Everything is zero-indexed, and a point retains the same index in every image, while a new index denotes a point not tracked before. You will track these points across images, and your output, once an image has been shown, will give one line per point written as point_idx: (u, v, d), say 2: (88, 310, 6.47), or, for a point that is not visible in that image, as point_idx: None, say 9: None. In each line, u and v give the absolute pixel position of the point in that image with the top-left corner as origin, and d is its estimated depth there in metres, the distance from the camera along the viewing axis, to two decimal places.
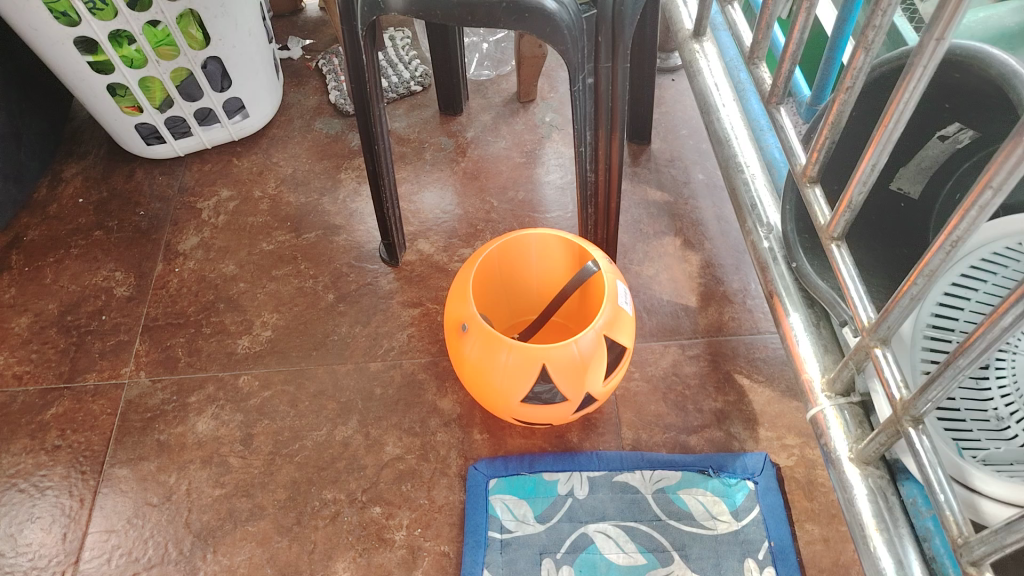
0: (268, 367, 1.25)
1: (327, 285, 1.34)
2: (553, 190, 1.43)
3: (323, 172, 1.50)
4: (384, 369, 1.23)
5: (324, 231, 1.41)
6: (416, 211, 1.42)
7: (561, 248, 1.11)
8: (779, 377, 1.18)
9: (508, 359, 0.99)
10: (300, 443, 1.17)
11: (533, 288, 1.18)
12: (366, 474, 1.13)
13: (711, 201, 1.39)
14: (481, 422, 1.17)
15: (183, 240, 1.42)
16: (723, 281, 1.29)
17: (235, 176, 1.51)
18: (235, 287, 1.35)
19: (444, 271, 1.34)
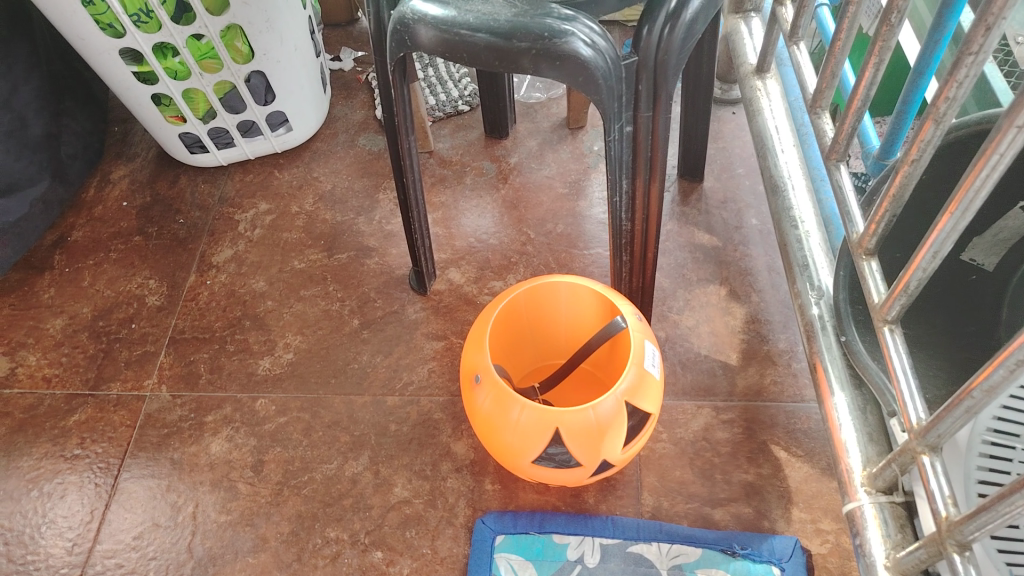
0: (286, 393, 1.22)
1: (353, 310, 1.30)
2: (595, 224, 1.36)
3: (362, 190, 1.47)
4: (400, 405, 1.19)
5: (356, 253, 1.38)
6: (451, 238, 1.37)
7: (591, 298, 1.04)
8: (819, 452, 1.08)
9: (521, 417, 0.94)
10: (309, 475, 1.14)
11: (561, 335, 1.12)
12: (371, 515, 1.10)
13: (763, 249, 1.30)
14: (494, 472, 1.11)
15: (218, 252, 1.41)
16: (768, 339, 1.20)
17: (275, 189, 1.49)
18: (263, 304, 1.33)
19: (473, 304, 1.29)
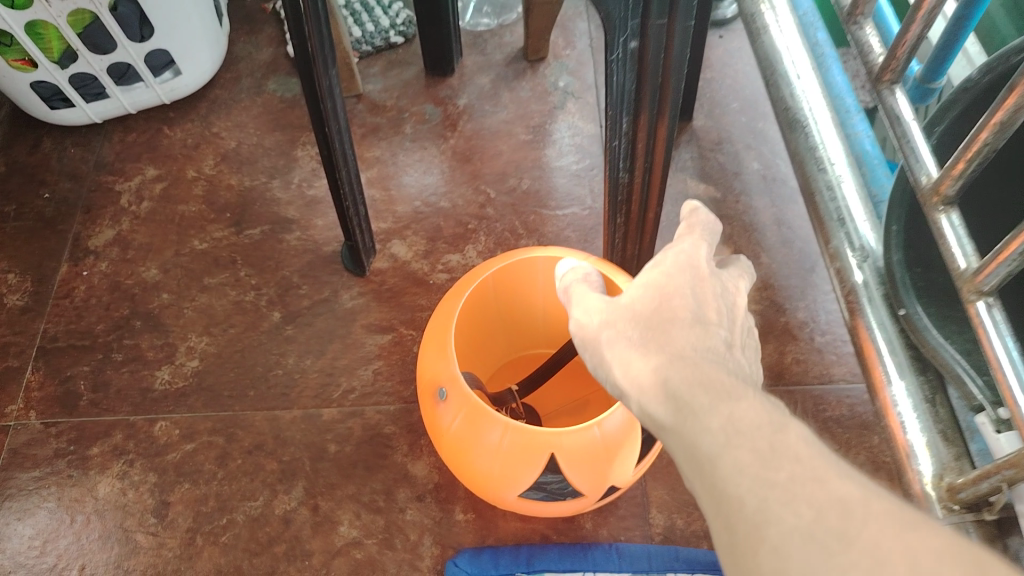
0: (193, 411, 0.97)
1: (273, 300, 1.04)
2: (566, 178, 1.12)
3: (275, 147, 1.18)
4: (340, 420, 0.95)
5: (272, 226, 1.10)
6: (391, 202, 1.11)
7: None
8: (855, 445, 0.90)
9: (503, 442, 0.72)
10: (228, 518, 0.90)
11: (540, 318, 0.88)
12: (312, 565, 0.86)
13: (768, 199, 1.08)
14: (466, 498, 0.89)
15: (97, 234, 1.12)
16: (786, 308, 0.99)
17: (165, 151, 1.20)
18: (157, 297, 1.06)
19: (424, 285, 1.04)
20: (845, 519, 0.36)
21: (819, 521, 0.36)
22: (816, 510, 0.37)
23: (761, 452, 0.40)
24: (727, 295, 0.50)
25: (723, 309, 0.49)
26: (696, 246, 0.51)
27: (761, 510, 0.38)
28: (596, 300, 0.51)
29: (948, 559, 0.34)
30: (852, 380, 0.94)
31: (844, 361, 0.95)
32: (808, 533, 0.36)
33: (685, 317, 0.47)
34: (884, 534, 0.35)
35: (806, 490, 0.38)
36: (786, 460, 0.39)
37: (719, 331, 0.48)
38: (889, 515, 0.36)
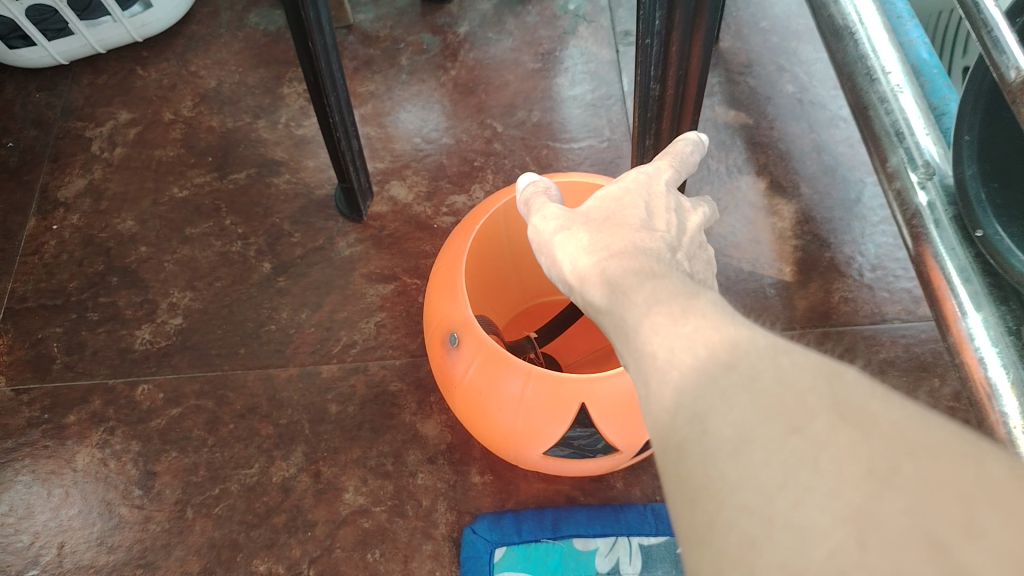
0: (179, 373, 0.87)
1: (263, 249, 0.94)
2: (581, 108, 1.01)
3: (259, 84, 1.08)
4: (342, 378, 0.86)
5: (258, 169, 1.00)
6: (388, 140, 1.01)
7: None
8: (913, 389, 0.81)
9: (525, 392, 0.63)
10: (220, 488, 0.81)
11: None
12: (315, 536, 0.78)
13: (805, 125, 0.98)
14: (483, 459, 0.80)
15: (67, 184, 1.02)
16: (830, 243, 0.90)
17: (138, 93, 1.09)
18: (135, 251, 0.96)
19: (428, 229, 0.94)
20: (747, 354, 0.30)
21: (717, 356, 0.30)
22: (718, 350, 0.31)
23: (674, 305, 0.35)
24: (682, 215, 0.47)
25: (674, 222, 0.46)
26: (657, 170, 0.49)
27: (665, 355, 0.32)
28: (555, 207, 0.48)
29: (852, 385, 0.27)
30: (906, 318, 0.85)
31: (896, 299, 0.86)
32: (705, 370, 0.30)
33: (633, 221, 0.44)
34: (785, 363, 0.29)
35: (709, 331, 0.32)
36: (699, 306, 0.34)
37: (667, 236, 0.44)
38: (798, 350, 0.30)
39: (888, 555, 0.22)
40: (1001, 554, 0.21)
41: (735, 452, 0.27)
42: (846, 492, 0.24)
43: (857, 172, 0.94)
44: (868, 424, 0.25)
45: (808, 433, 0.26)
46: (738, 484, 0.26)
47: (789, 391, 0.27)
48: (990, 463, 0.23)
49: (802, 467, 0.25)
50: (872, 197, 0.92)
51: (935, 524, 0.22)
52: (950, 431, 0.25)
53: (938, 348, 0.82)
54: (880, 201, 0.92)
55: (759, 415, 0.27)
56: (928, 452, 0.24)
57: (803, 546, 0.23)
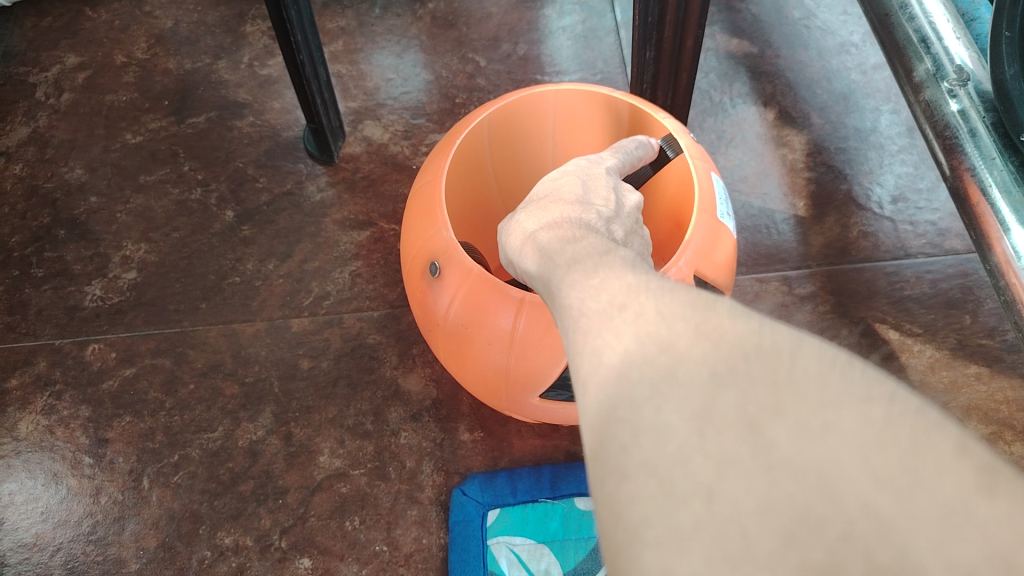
0: (133, 331, 0.79)
1: (226, 196, 0.86)
2: (570, 40, 0.93)
3: (220, 23, 0.99)
4: (314, 331, 0.78)
5: (220, 112, 0.92)
6: (361, 78, 0.92)
7: (595, 113, 0.63)
8: (942, 326, 0.73)
9: (517, 326, 0.54)
10: (180, 455, 0.72)
11: None
12: (286, 504, 0.70)
13: (813, 52, 0.90)
14: (472, 415, 0.73)
15: (8, 133, 0.92)
16: (845, 174, 0.82)
17: (87, 35, 1.00)
18: (84, 202, 0.87)
19: (407, 170, 0.86)
20: (634, 292, 0.27)
21: (616, 301, 0.27)
22: (613, 295, 0.27)
23: (585, 262, 0.31)
24: (624, 194, 0.44)
25: (618, 202, 0.43)
26: (600, 158, 0.47)
27: (574, 308, 0.29)
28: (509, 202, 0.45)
29: (714, 304, 0.25)
30: (931, 253, 0.77)
31: (920, 232, 0.78)
32: (599, 312, 0.27)
33: (569, 201, 0.41)
34: (663, 295, 0.26)
35: (613, 279, 0.29)
36: (609, 261, 0.31)
37: (603, 210, 0.40)
38: (680, 285, 0.27)
39: (725, 442, 0.21)
40: (809, 430, 0.20)
41: (616, 377, 0.24)
42: (696, 395, 0.22)
43: (873, 100, 0.87)
44: (719, 331, 0.23)
45: (669, 350, 0.23)
46: (615, 403, 0.23)
47: (660, 318, 0.25)
48: (818, 354, 0.22)
49: (662, 378, 0.23)
50: (889, 125, 0.85)
51: (759, 411, 0.21)
52: (785, 332, 0.23)
53: (967, 283, 0.75)
54: (898, 130, 0.85)
55: (631, 344, 0.25)
56: (763, 352, 0.22)
57: (651, 449, 0.22)
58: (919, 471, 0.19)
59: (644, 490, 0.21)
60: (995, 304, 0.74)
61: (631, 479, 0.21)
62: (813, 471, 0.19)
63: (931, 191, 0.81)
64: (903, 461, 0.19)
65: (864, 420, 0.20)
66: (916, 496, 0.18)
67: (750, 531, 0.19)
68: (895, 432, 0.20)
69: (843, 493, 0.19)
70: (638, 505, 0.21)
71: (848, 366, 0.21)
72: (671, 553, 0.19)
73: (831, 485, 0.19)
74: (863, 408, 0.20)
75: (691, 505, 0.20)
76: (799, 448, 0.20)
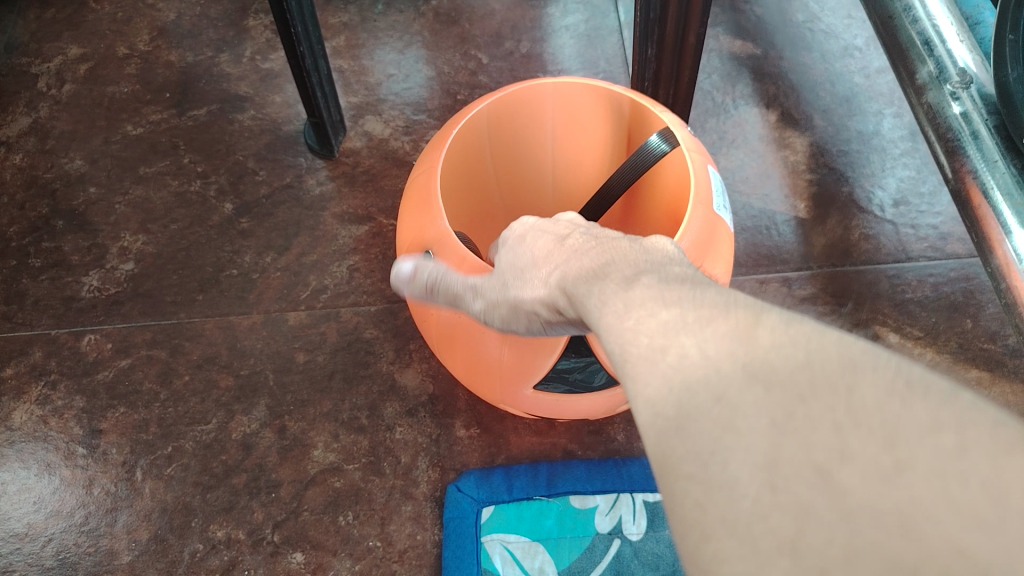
0: (129, 322, 0.78)
1: (225, 189, 0.86)
2: (573, 38, 0.93)
3: (223, 17, 0.99)
4: (311, 325, 0.77)
5: (221, 106, 0.92)
6: (363, 73, 0.92)
7: (594, 104, 0.62)
8: (943, 329, 0.72)
9: None
10: (174, 447, 0.72)
11: (549, 175, 0.71)
12: (280, 498, 0.69)
13: (816, 54, 0.90)
14: (468, 411, 0.72)
15: (9, 123, 0.92)
16: (848, 176, 0.82)
17: (90, 27, 0.99)
18: (83, 193, 0.87)
19: (407, 165, 0.86)
20: (676, 332, 0.26)
21: (655, 342, 0.26)
22: (655, 337, 0.26)
23: (614, 302, 0.30)
24: (559, 217, 0.43)
25: (569, 223, 0.42)
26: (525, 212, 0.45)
27: (617, 354, 0.28)
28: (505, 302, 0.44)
29: (756, 334, 0.24)
30: (933, 256, 0.76)
31: (921, 235, 0.78)
32: (640, 355, 0.26)
33: (546, 246, 0.40)
34: (702, 329, 0.25)
35: (648, 313, 0.28)
36: (635, 296, 0.29)
37: (575, 234, 0.39)
38: (720, 311, 0.26)
39: (801, 494, 0.20)
40: (881, 472, 0.20)
41: (674, 425, 0.24)
42: (763, 443, 0.22)
43: (876, 103, 0.86)
44: (769, 371, 0.23)
45: (723, 398, 0.23)
46: (680, 456, 0.23)
47: (708, 360, 0.24)
48: (872, 383, 0.22)
49: (724, 427, 0.22)
50: (891, 129, 0.85)
51: (827, 457, 0.21)
52: (832, 355, 0.23)
53: (968, 287, 0.74)
54: (900, 133, 0.84)
55: (678, 393, 0.24)
56: (818, 388, 0.22)
57: (728, 506, 0.21)
58: (991, 503, 0.19)
59: (730, 549, 0.20)
60: (996, 309, 0.73)
61: (714, 537, 0.21)
62: (891, 512, 0.20)
63: (933, 195, 0.80)
64: (973, 493, 0.20)
65: (931, 455, 0.20)
66: (992, 527, 0.19)
67: None
68: (962, 465, 0.20)
69: (926, 531, 0.19)
70: (724, 565, 0.20)
71: (905, 391, 0.22)
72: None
73: (912, 525, 0.19)
74: (928, 440, 0.21)
75: (780, 563, 0.19)
76: (875, 492, 0.20)
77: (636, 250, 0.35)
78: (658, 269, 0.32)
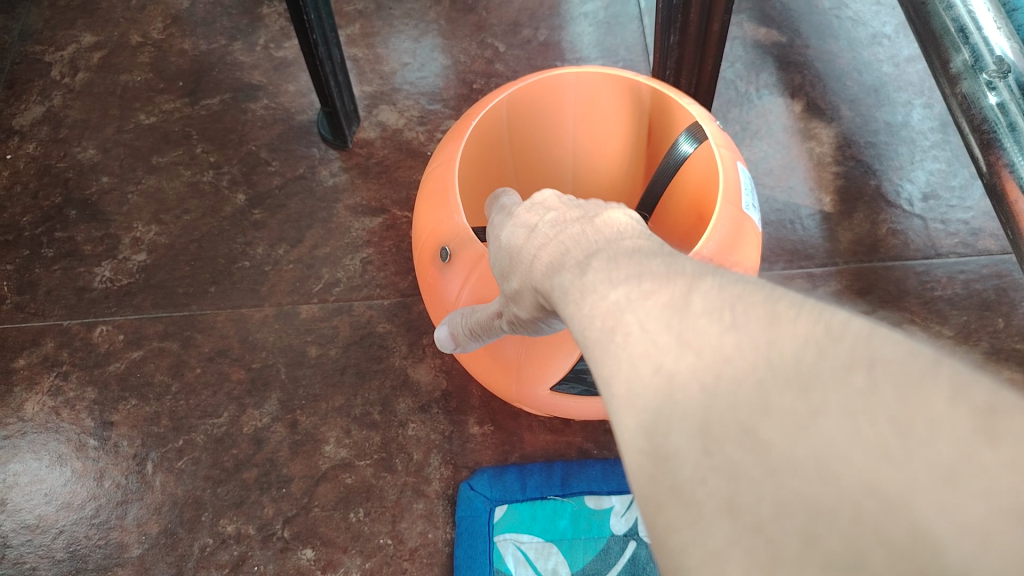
0: (141, 314, 0.78)
1: (238, 179, 0.85)
2: (592, 26, 0.91)
3: (237, 4, 0.98)
4: (324, 318, 0.76)
5: (234, 95, 0.91)
6: (378, 62, 0.91)
7: (616, 94, 0.60)
8: (973, 329, 0.70)
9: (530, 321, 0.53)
10: (185, 441, 0.71)
11: (568, 169, 0.69)
12: (290, 493, 0.68)
13: (844, 42, 0.87)
14: (482, 408, 0.71)
15: (23, 112, 0.92)
16: (874, 169, 0.79)
17: (104, 14, 0.99)
18: (95, 182, 0.86)
19: (422, 156, 0.84)
20: (621, 312, 0.27)
21: (606, 322, 0.28)
22: (606, 320, 0.28)
23: (572, 291, 0.31)
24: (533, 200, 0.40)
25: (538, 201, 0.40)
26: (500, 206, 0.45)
27: (578, 338, 0.29)
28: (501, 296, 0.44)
29: (693, 301, 0.25)
30: (963, 253, 0.74)
31: (951, 231, 0.75)
32: (596, 340, 0.28)
33: (514, 236, 0.39)
34: (643, 305, 0.27)
35: (603, 292, 0.29)
36: (591, 283, 0.30)
37: (544, 216, 0.38)
38: (662, 284, 0.27)
39: (729, 454, 0.21)
40: (798, 421, 0.20)
41: (624, 403, 0.24)
42: (695, 409, 0.22)
43: (905, 93, 0.83)
44: (699, 338, 0.24)
45: (660, 371, 0.24)
46: (628, 432, 0.24)
47: (651, 338, 0.25)
48: (792, 333, 0.22)
49: (662, 402, 0.23)
50: (921, 120, 0.82)
51: (750, 413, 0.21)
52: (759, 315, 0.23)
53: (1000, 285, 0.72)
54: (930, 125, 0.81)
55: (623, 372, 0.25)
56: (745, 350, 0.23)
57: (667, 477, 0.22)
58: (913, 435, 0.19)
59: (677, 515, 0.21)
60: None
61: (663, 511, 0.21)
62: (810, 461, 0.20)
63: (964, 189, 0.78)
64: (890, 428, 0.19)
65: (846, 396, 0.20)
66: (913, 459, 0.18)
67: (771, 536, 0.19)
68: (879, 402, 0.20)
69: (841, 475, 0.19)
70: (672, 535, 0.21)
71: (829, 336, 0.22)
72: (712, 572, 0.19)
73: (829, 471, 0.19)
74: (844, 381, 0.20)
75: (716, 524, 0.20)
76: (796, 444, 0.20)
77: (588, 232, 0.35)
78: (613, 250, 0.32)
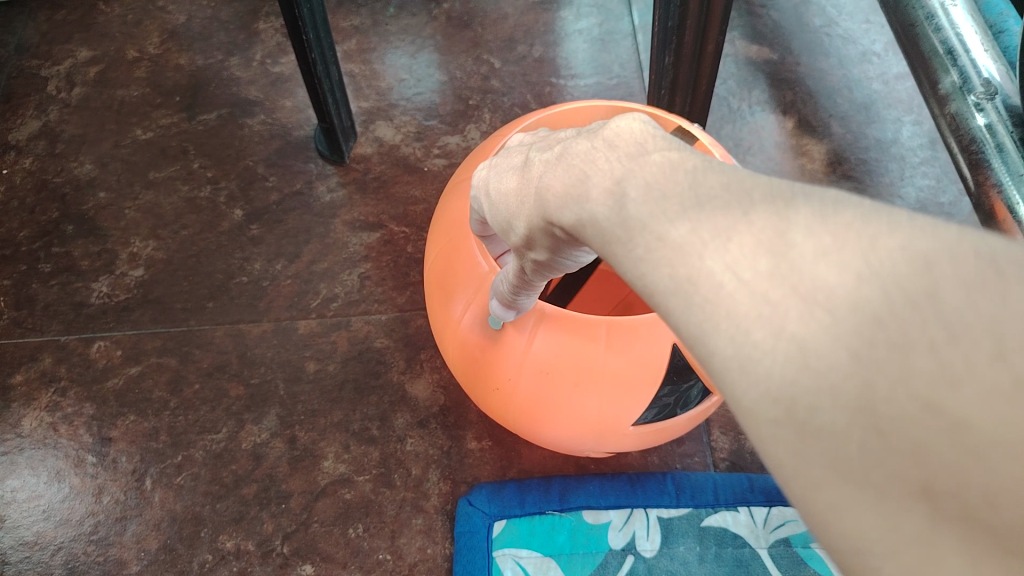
0: (139, 330, 0.78)
1: (235, 195, 0.85)
2: (587, 42, 0.92)
3: (233, 19, 0.98)
4: (322, 334, 0.77)
5: (231, 110, 0.91)
6: (374, 78, 0.91)
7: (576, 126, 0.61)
8: None
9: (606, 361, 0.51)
10: (183, 456, 0.72)
11: None
12: (289, 509, 0.69)
13: (834, 60, 0.89)
14: (481, 423, 0.72)
15: (19, 127, 0.92)
16: (865, 185, 0.81)
17: (100, 29, 0.99)
18: (93, 197, 0.86)
19: (418, 172, 0.85)
20: (698, 255, 0.24)
21: (677, 272, 0.24)
22: (675, 265, 0.24)
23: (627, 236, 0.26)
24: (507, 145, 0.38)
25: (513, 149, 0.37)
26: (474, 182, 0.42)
27: (639, 284, 0.26)
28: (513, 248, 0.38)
29: (796, 239, 0.22)
30: None
31: None
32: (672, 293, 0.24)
33: (514, 181, 0.34)
34: (725, 248, 0.23)
35: (661, 231, 0.25)
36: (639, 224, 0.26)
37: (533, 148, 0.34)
38: (741, 217, 0.23)
39: (910, 436, 0.19)
40: (998, 391, 0.18)
41: (742, 366, 0.22)
42: (852, 381, 0.20)
43: (894, 111, 0.85)
44: (829, 290, 0.21)
45: (786, 334, 0.21)
46: (763, 402, 0.21)
47: (756, 293, 0.22)
48: (955, 275, 0.19)
49: (801, 371, 0.21)
50: (910, 137, 0.83)
51: (928, 385, 0.19)
52: (898, 255, 0.20)
53: None
54: (920, 141, 0.83)
55: (728, 333, 0.22)
56: (898, 305, 0.20)
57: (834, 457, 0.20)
58: None
59: (846, 496, 0.20)
60: None
61: (826, 489, 0.20)
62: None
63: (953, 205, 0.79)
64: None
65: None
66: None
67: (990, 522, 0.18)
68: None
69: None
70: (845, 516, 0.20)
71: (1001, 279, 0.19)
72: (924, 565, 0.18)
73: None
74: None
75: (914, 508, 0.19)
76: (995, 419, 0.18)
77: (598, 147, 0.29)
78: (638, 171, 0.27)
